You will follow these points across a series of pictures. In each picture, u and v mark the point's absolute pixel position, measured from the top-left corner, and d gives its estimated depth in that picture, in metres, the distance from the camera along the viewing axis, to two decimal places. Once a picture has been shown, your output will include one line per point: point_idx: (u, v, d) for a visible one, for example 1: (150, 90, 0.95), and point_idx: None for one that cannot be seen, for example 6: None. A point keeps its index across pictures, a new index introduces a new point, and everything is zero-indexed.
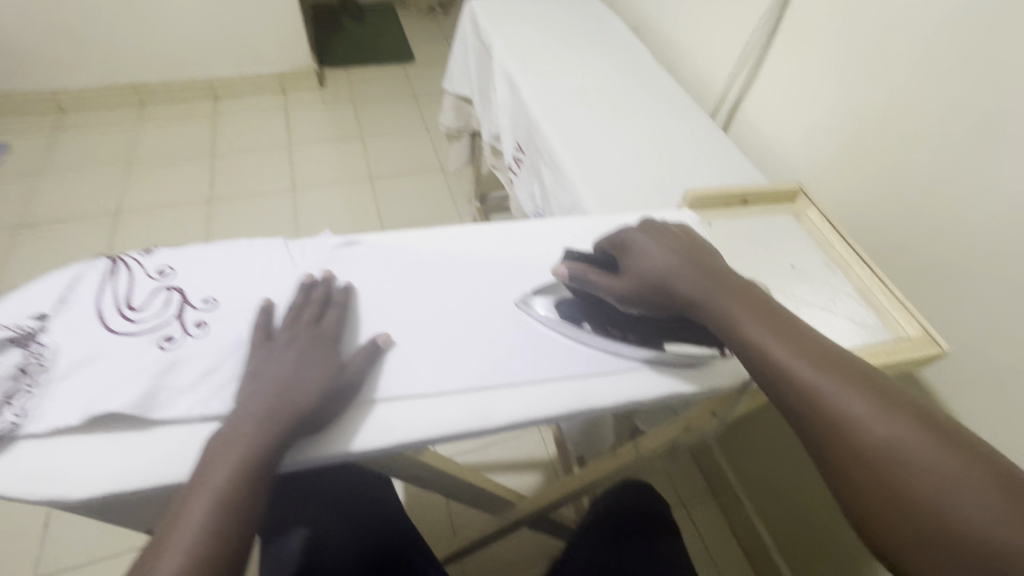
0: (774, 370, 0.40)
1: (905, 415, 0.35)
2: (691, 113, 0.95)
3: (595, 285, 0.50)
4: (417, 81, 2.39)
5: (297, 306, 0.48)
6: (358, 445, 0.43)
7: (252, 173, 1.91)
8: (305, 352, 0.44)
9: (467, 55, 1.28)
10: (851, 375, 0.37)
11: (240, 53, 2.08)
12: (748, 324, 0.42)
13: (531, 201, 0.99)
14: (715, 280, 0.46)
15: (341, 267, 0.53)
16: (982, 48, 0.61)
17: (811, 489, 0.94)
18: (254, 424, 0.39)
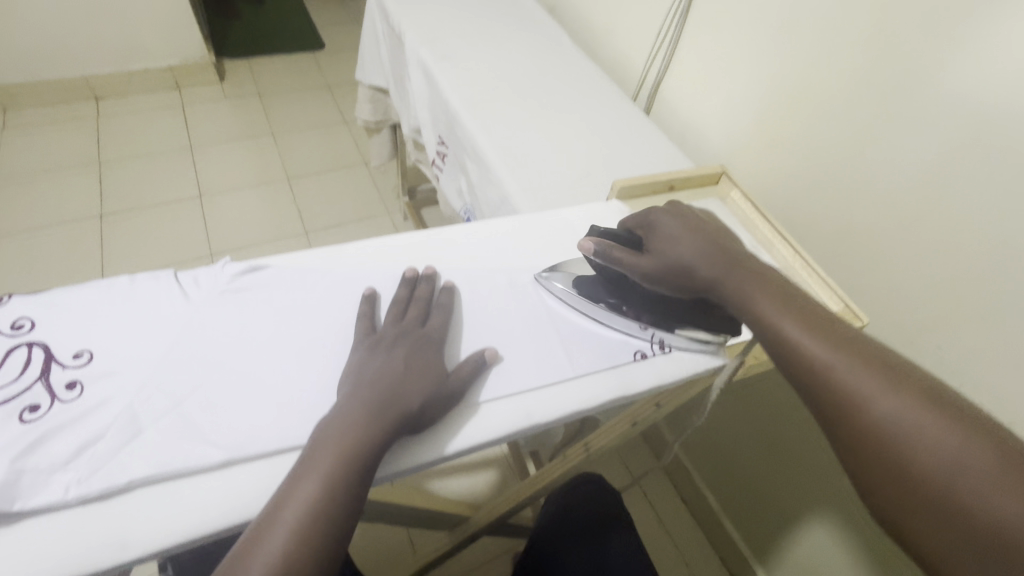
0: (786, 346, 0.40)
1: (920, 393, 0.35)
2: (614, 97, 0.93)
3: (620, 262, 0.49)
4: (329, 69, 2.25)
5: (403, 302, 0.48)
6: (447, 449, 0.42)
7: (150, 180, 1.72)
8: (414, 352, 0.43)
9: (377, 43, 1.20)
10: (865, 352, 0.37)
11: (121, 46, 1.86)
12: (763, 303, 0.42)
13: (459, 197, 0.94)
14: (731, 262, 0.46)
15: (244, 297, 0.47)
16: (881, 23, 0.63)
17: (752, 455, 0.98)
18: (369, 412, 0.38)
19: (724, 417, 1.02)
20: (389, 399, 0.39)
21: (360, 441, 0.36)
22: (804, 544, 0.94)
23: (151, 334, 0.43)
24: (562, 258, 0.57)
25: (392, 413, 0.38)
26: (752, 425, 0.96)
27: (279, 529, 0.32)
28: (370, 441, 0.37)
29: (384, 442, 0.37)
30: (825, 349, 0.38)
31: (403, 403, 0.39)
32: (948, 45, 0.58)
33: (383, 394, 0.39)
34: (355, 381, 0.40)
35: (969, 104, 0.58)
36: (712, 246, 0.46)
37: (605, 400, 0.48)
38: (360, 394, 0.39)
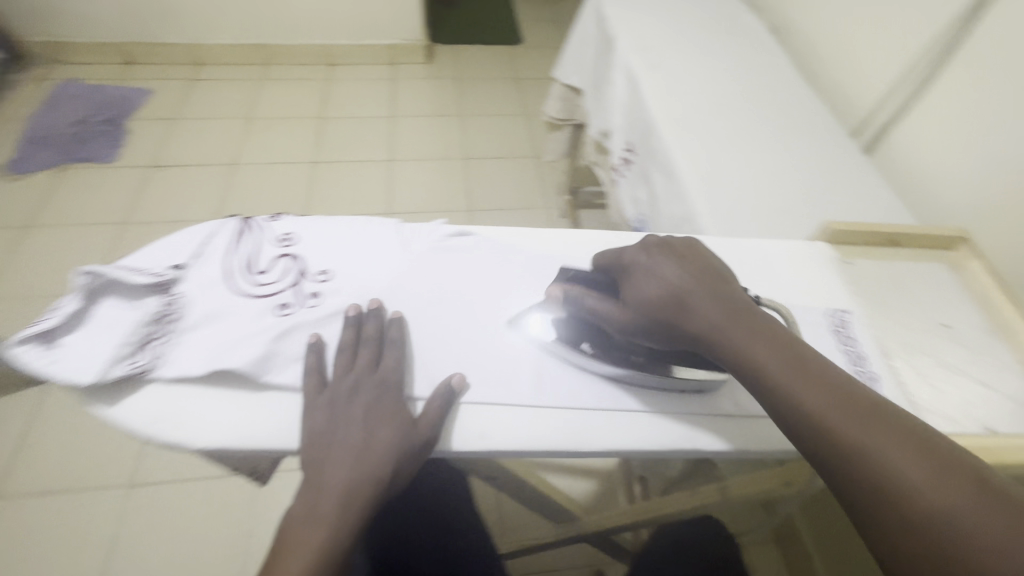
0: (803, 420, 0.36)
1: (964, 479, 0.31)
2: (830, 133, 0.85)
3: (593, 309, 0.44)
4: (521, 63, 2.38)
5: (350, 348, 0.44)
6: (589, 446, 0.43)
7: (356, 139, 1.99)
8: (371, 410, 0.41)
9: (584, 45, 1.24)
10: (896, 433, 0.33)
11: (359, 23, 2.16)
12: (776, 376, 0.37)
13: (635, 205, 0.94)
14: (732, 313, 0.40)
15: (452, 255, 0.53)
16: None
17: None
18: (347, 485, 0.38)
19: None
20: (357, 457, 0.39)
21: (345, 518, 0.37)
22: None
23: (374, 270, 0.50)
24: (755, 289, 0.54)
25: (369, 486, 0.38)
26: None
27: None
28: (353, 519, 0.37)
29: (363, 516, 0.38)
30: (851, 431, 0.34)
31: (378, 471, 0.39)
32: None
33: (353, 457, 0.39)
34: (318, 443, 0.40)
35: None
36: (704, 289, 0.41)
37: (776, 449, 0.45)
38: (330, 463, 0.39)
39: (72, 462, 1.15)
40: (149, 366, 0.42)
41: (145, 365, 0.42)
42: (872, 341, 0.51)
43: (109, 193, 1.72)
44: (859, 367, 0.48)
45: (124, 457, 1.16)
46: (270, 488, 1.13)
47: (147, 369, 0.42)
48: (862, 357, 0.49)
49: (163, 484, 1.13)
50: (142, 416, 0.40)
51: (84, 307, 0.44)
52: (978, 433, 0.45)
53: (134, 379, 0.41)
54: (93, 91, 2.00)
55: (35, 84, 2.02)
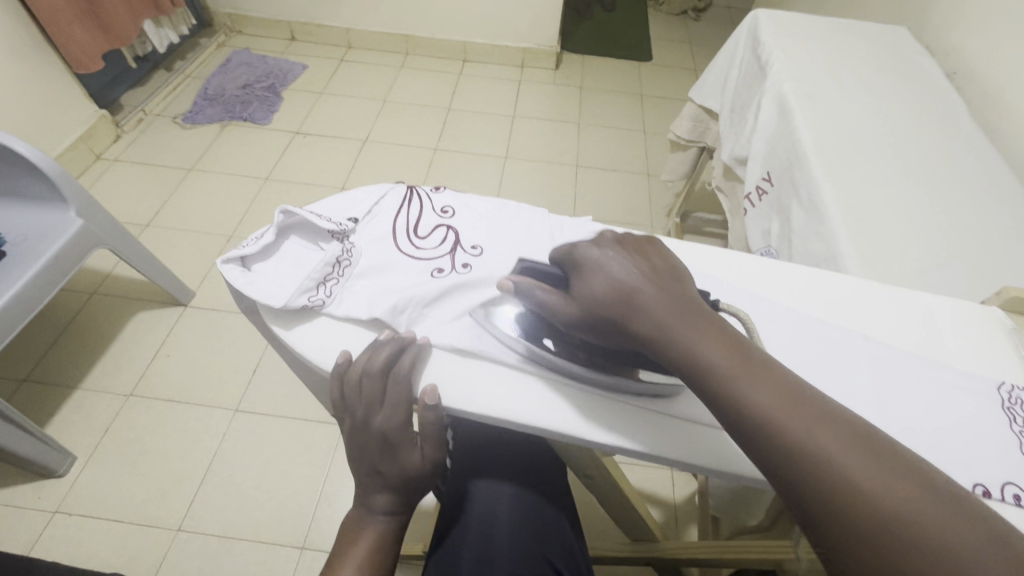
0: (755, 427, 0.33)
1: (910, 480, 0.29)
2: (1009, 193, 0.77)
3: (547, 305, 0.42)
4: (648, 79, 2.36)
5: (360, 382, 0.43)
6: (696, 460, 0.41)
7: (477, 134, 2.08)
8: (384, 444, 0.44)
9: (730, 68, 1.21)
10: (846, 439, 0.31)
11: (499, 25, 2.26)
12: (727, 378, 0.34)
13: (764, 238, 0.91)
14: (680, 311, 0.37)
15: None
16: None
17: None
18: (380, 500, 0.46)
19: None
20: (390, 483, 0.46)
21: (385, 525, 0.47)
22: None
23: (521, 252, 0.53)
24: (910, 344, 0.50)
25: (395, 500, 0.46)
26: None
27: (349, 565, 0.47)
28: (389, 523, 0.47)
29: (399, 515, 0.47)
30: (804, 440, 0.31)
31: (404, 485, 0.46)
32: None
33: (387, 482, 0.45)
34: (358, 464, 0.46)
35: None
36: (651, 281, 0.39)
37: None
38: (372, 486, 0.46)
39: (194, 378, 1.30)
40: (323, 302, 0.47)
41: (320, 300, 0.47)
42: None
43: (258, 151, 1.92)
44: None
45: (234, 384, 1.29)
46: None
47: (321, 304, 0.47)
48: None
49: (262, 415, 1.25)
50: (314, 344, 0.45)
51: (274, 241, 0.51)
52: None
53: (311, 311, 0.47)
54: (260, 61, 2.26)
55: (215, 49, 2.31)
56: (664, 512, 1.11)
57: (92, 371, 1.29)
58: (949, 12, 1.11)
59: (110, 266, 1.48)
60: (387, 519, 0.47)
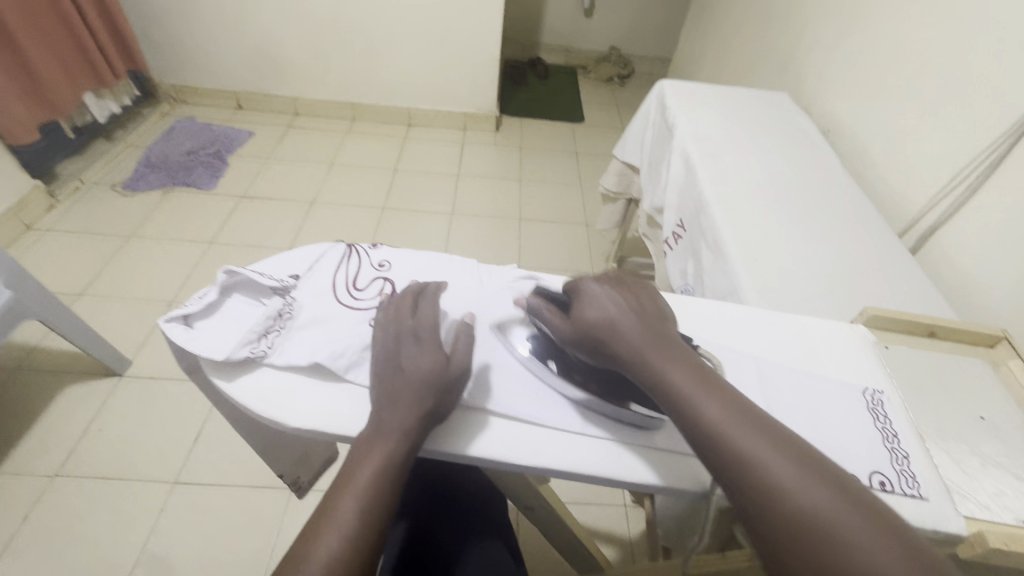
0: (706, 434, 0.40)
1: (826, 482, 0.37)
2: (875, 230, 0.91)
3: (547, 321, 0.50)
4: (582, 138, 2.57)
5: (398, 301, 0.52)
6: (617, 476, 0.47)
7: (423, 192, 2.17)
8: (411, 344, 0.48)
9: (645, 129, 1.36)
10: (784, 447, 0.39)
11: (441, 93, 2.42)
12: (686, 393, 0.42)
13: (681, 277, 1.01)
14: (657, 337, 0.46)
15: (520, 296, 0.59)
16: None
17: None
18: (396, 414, 0.44)
19: None
20: (411, 384, 0.46)
21: (394, 450, 0.43)
22: None
23: (453, 298, 0.58)
24: (793, 358, 0.58)
25: (416, 413, 0.45)
26: None
27: (347, 502, 0.40)
28: (401, 448, 0.43)
29: (414, 439, 0.44)
30: (746, 449, 0.38)
31: (423, 390, 0.46)
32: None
33: (408, 384, 0.46)
34: (377, 383, 0.47)
35: None
36: (632, 315, 0.47)
37: None
38: (390, 395, 0.45)
39: (128, 452, 1.23)
40: (265, 353, 0.50)
41: (261, 351, 0.50)
42: (907, 423, 0.53)
43: (202, 215, 1.92)
44: (890, 445, 0.50)
45: (173, 455, 1.24)
46: (301, 503, 1.18)
47: (262, 355, 0.50)
48: (895, 435, 0.51)
49: (204, 486, 1.20)
50: (254, 394, 0.48)
51: (218, 298, 0.54)
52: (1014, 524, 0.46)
53: (252, 362, 0.49)
54: (205, 129, 2.30)
55: (159, 118, 2.33)
56: (619, 550, 1.13)
57: (12, 454, 1.20)
58: (820, 81, 1.31)
59: (37, 339, 1.41)
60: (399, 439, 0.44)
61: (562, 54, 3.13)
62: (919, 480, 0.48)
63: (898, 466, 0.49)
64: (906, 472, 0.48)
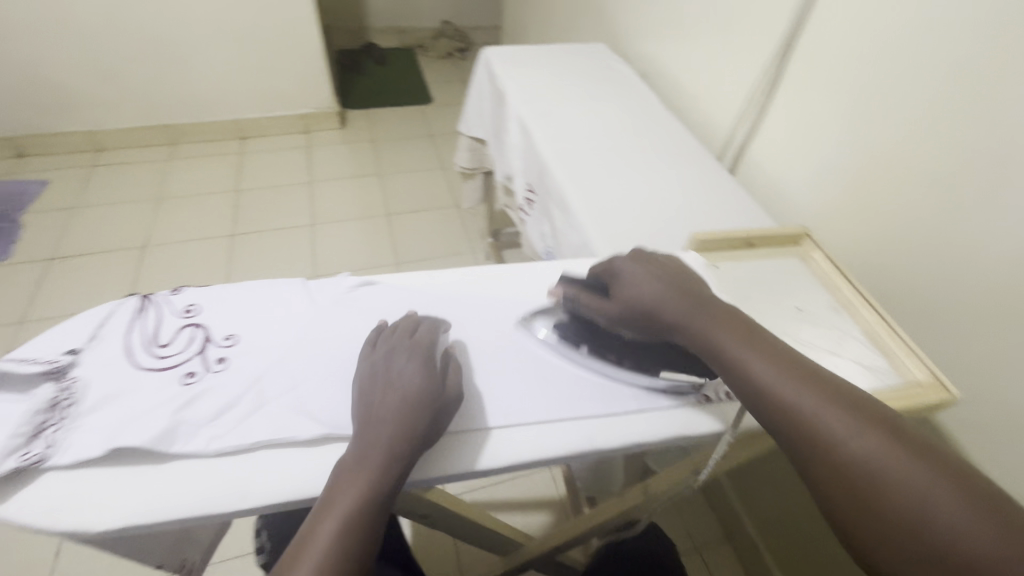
0: (756, 389, 0.43)
1: (880, 428, 0.38)
2: (697, 158, 0.98)
3: (585, 306, 0.54)
4: (434, 119, 2.50)
5: (392, 329, 0.51)
6: (488, 463, 0.48)
7: (276, 209, 1.99)
8: (400, 370, 0.47)
9: (482, 100, 1.34)
10: (831, 391, 0.41)
11: (269, 96, 2.21)
12: (736, 354, 0.45)
13: (542, 239, 1.02)
14: (700, 306, 0.49)
15: (359, 310, 0.55)
16: (999, 74, 0.60)
17: (817, 527, 0.98)
18: (377, 449, 0.42)
19: (788, 491, 1.03)
20: (398, 407, 0.44)
21: (373, 475, 0.41)
22: None
23: (281, 327, 0.52)
24: None
25: (401, 443, 0.43)
26: None
27: (326, 527, 0.38)
28: (385, 477, 0.41)
29: (399, 469, 0.42)
30: (799, 400, 0.41)
31: (408, 415, 0.44)
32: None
33: (393, 409, 0.44)
34: (360, 406, 0.45)
35: None
36: (673, 289, 0.50)
37: (665, 437, 0.52)
38: (368, 421, 0.44)
39: None
40: (44, 454, 0.41)
41: (39, 454, 0.41)
42: None
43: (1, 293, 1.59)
44: None
45: None
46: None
47: (41, 458, 0.41)
48: None
49: None
50: (37, 507, 0.39)
51: None
52: None
53: (29, 470, 0.41)
54: None
55: None
56: (550, 513, 1.16)
57: None
58: (630, 26, 1.37)
59: None
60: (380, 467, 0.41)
61: (395, 36, 3.00)
62: None
63: None
64: None
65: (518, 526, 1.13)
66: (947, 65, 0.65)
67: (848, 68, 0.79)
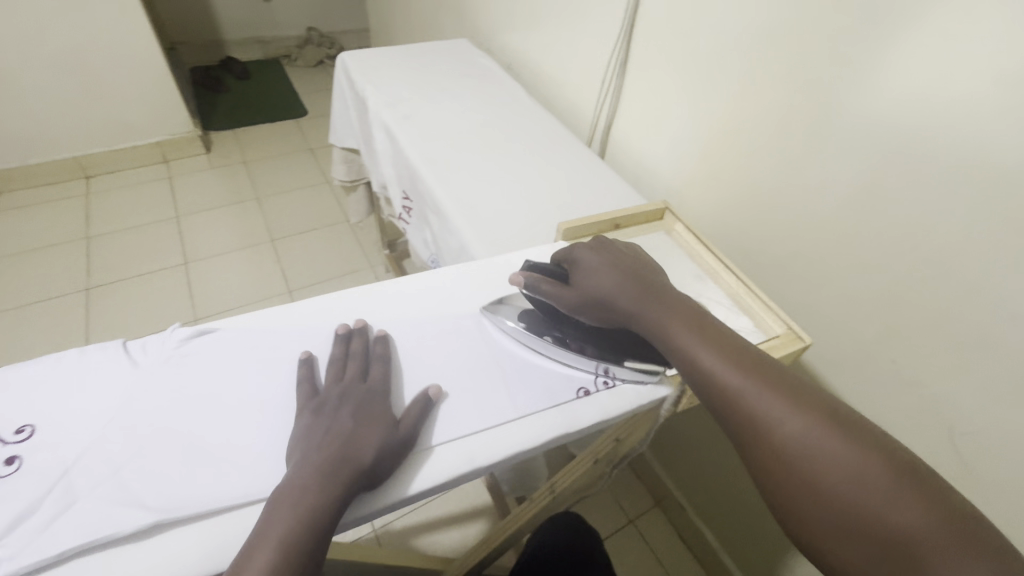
0: (702, 374, 0.43)
1: (819, 412, 0.38)
2: (566, 145, 0.99)
3: (545, 293, 0.53)
4: (312, 132, 2.36)
5: (341, 358, 0.49)
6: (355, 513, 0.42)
7: (138, 252, 1.77)
8: (357, 408, 0.45)
9: (346, 108, 1.27)
10: (779, 380, 0.40)
11: (111, 127, 1.95)
12: (684, 341, 0.45)
13: (426, 247, 0.98)
14: (654, 296, 0.49)
15: (187, 370, 0.48)
16: (804, 39, 0.65)
17: (727, 477, 1.04)
18: (314, 481, 0.39)
19: (699, 449, 1.08)
20: (341, 446, 0.41)
21: (312, 504, 0.38)
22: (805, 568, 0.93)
23: (94, 404, 0.45)
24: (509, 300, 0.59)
25: (347, 471, 0.40)
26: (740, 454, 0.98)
27: None
28: (327, 504, 0.38)
29: (341, 499, 0.39)
30: (741, 385, 0.41)
31: (354, 453, 0.41)
32: (870, 49, 0.59)
33: (336, 450, 0.41)
34: (302, 442, 0.42)
35: (869, 135, 0.61)
36: (630, 280, 0.50)
37: (553, 439, 0.49)
38: (312, 456, 0.41)
39: None
40: None
41: None
42: None
43: None
44: None
45: None
46: None
47: None
48: None
49: None
50: None
51: None
52: None
53: None
54: None
55: None
56: (483, 523, 1.14)
57: None
58: (488, 19, 1.36)
59: None
60: (318, 496, 0.38)
61: (255, 47, 2.77)
62: None
63: None
64: None
65: (451, 543, 1.10)
66: (763, 31, 0.69)
67: (684, 44, 0.82)
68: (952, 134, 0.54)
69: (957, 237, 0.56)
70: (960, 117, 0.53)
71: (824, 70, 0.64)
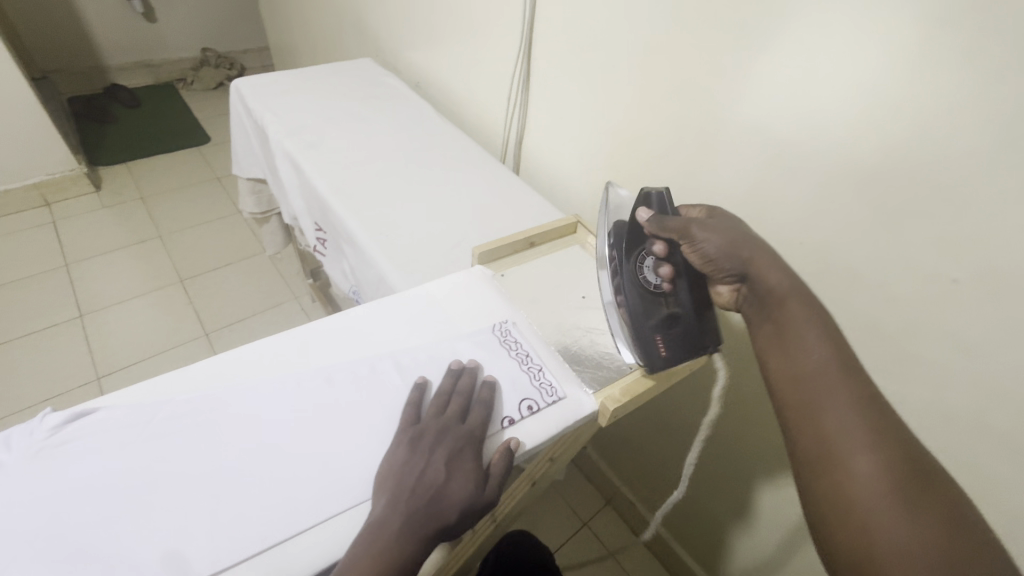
0: (801, 368, 0.45)
1: (900, 450, 0.40)
2: (478, 163, 0.99)
3: (666, 232, 0.54)
4: (217, 161, 2.22)
5: (446, 394, 0.51)
6: None
7: (21, 309, 1.57)
8: (451, 456, 0.46)
9: (247, 137, 1.20)
10: (879, 411, 0.42)
11: None
12: (799, 338, 0.47)
13: (345, 278, 0.94)
14: (796, 293, 0.49)
15: (58, 465, 0.42)
16: (687, 55, 0.68)
17: (668, 469, 1.08)
18: (406, 532, 0.41)
19: (640, 444, 1.11)
20: (430, 500, 0.43)
21: (398, 554, 0.40)
22: (746, 545, 0.98)
23: None
24: (425, 334, 0.58)
25: (432, 525, 0.42)
26: (676, 446, 1.02)
27: None
28: (408, 551, 0.40)
29: (416, 556, 0.41)
30: (832, 394, 0.43)
31: (442, 506, 0.43)
32: (742, 64, 0.63)
33: (426, 500, 0.43)
34: (396, 480, 0.44)
35: (751, 142, 0.65)
36: (779, 263, 0.50)
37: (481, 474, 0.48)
38: (405, 502, 0.43)
39: None
40: None
41: None
42: (532, 339, 0.59)
43: None
44: (526, 365, 0.56)
45: None
46: None
47: None
48: (527, 356, 0.57)
49: None
50: None
51: None
52: (627, 373, 0.58)
53: None
54: None
55: None
56: None
57: None
58: (390, 38, 1.34)
59: None
60: (407, 536, 0.41)
61: (143, 72, 2.56)
62: (554, 382, 0.55)
63: (537, 379, 0.55)
64: (544, 384, 0.55)
65: None
66: (647, 48, 0.73)
67: (581, 61, 0.84)
68: (819, 138, 0.59)
69: (835, 231, 0.61)
70: (823, 122, 0.58)
71: (705, 83, 0.68)
